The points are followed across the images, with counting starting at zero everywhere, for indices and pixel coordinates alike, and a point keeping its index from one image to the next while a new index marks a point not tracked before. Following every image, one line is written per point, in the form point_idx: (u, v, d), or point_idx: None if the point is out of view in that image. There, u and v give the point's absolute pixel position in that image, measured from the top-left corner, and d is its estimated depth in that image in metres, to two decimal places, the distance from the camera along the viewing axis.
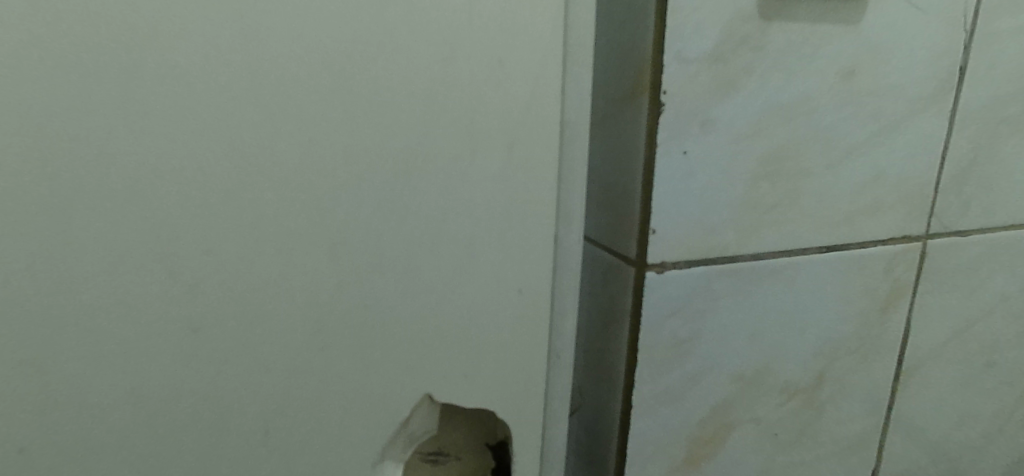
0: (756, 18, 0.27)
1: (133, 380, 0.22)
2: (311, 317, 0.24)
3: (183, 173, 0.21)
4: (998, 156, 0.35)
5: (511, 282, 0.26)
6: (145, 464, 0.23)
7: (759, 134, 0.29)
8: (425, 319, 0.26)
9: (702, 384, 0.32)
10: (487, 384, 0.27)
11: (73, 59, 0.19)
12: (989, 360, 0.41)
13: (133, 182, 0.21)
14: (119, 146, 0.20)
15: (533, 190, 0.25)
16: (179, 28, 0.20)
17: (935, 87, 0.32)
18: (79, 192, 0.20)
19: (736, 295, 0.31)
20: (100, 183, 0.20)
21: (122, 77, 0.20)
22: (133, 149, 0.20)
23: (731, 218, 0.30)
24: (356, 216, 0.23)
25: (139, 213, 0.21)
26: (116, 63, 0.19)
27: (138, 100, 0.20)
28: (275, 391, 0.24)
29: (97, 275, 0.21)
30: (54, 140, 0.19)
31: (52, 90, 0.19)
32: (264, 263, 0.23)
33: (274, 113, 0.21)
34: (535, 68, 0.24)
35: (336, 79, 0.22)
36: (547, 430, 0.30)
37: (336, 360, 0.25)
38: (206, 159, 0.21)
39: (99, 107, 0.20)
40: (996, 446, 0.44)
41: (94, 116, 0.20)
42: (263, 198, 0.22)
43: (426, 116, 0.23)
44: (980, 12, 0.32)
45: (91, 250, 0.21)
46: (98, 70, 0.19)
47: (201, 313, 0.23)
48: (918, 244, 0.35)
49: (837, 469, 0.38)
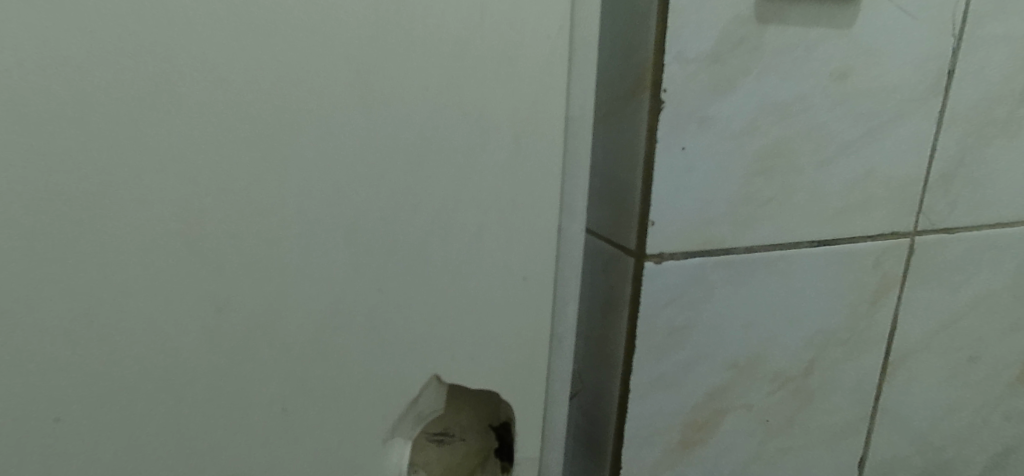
0: (753, 20, 0.28)
1: (161, 355, 0.24)
2: (327, 299, 0.25)
3: (213, 160, 0.22)
4: (984, 157, 0.37)
5: (516, 268, 0.28)
6: (169, 434, 0.25)
7: (755, 131, 0.30)
8: (434, 303, 0.27)
9: (697, 371, 0.34)
10: (493, 366, 0.29)
11: (111, 52, 0.20)
12: (974, 354, 0.43)
13: (163, 168, 0.22)
14: (151, 133, 0.21)
15: (538, 181, 0.27)
16: (209, 23, 0.21)
17: (926, 90, 0.33)
18: (114, 176, 0.21)
19: (730, 286, 0.33)
20: (133, 169, 0.22)
21: (155, 69, 0.21)
22: (165, 137, 0.22)
23: (726, 211, 0.31)
24: (374, 204, 0.25)
25: (170, 197, 0.22)
26: (150, 56, 0.21)
27: (169, 90, 0.21)
28: (292, 368, 0.26)
29: (131, 255, 0.22)
30: (92, 127, 0.21)
31: (92, 81, 0.20)
32: (284, 247, 0.24)
33: (300, 105, 0.23)
34: (544, 66, 0.25)
35: (355, 75, 0.23)
36: (548, 411, 0.32)
37: (351, 340, 0.26)
38: (233, 148, 0.22)
39: (134, 97, 0.21)
40: (978, 437, 0.46)
41: (130, 106, 0.21)
42: (284, 186, 0.23)
43: (438, 109, 0.24)
44: (967, 18, 0.33)
45: (123, 231, 0.22)
46: (133, 63, 0.21)
47: (224, 293, 0.24)
48: (906, 240, 0.37)
49: (825, 457, 0.40)
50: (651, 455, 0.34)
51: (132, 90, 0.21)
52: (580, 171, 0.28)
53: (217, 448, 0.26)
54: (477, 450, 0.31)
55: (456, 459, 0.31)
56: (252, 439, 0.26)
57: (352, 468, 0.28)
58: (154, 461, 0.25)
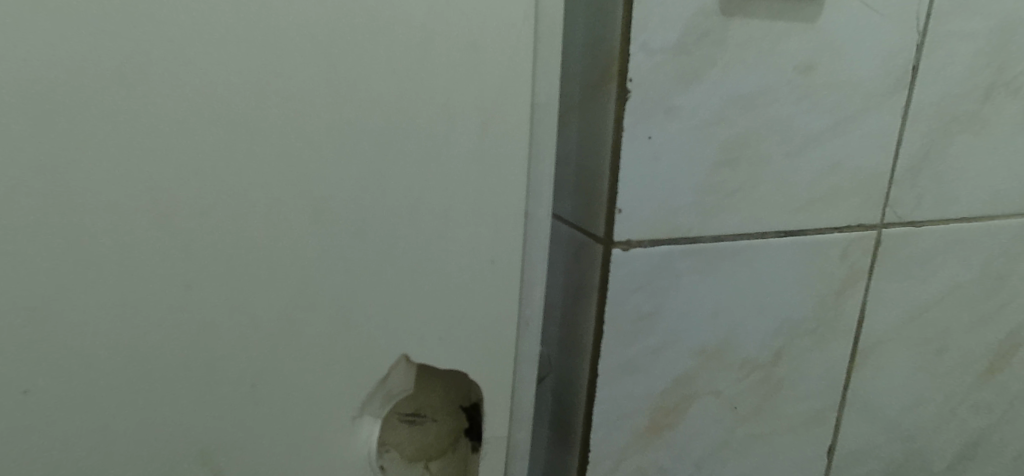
0: (718, 13, 0.29)
1: (131, 328, 0.25)
2: (296, 279, 0.26)
3: (183, 139, 0.23)
4: (948, 152, 0.38)
5: (483, 251, 0.28)
6: (140, 408, 0.25)
7: (721, 122, 0.31)
8: (402, 285, 0.28)
9: (666, 357, 0.34)
10: (460, 348, 0.29)
11: (83, 34, 0.21)
12: (942, 347, 0.44)
13: (134, 146, 0.23)
14: (123, 112, 0.22)
15: (505, 166, 0.27)
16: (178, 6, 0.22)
17: (891, 84, 0.34)
18: (87, 153, 0.22)
19: (698, 274, 0.34)
20: (104, 146, 0.22)
21: (126, 50, 0.22)
22: (136, 116, 0.22)
23: (694, 201, 0.32)
24: (342, 185, 0.25)
25: (141, 174, 0.23)
26: (121, 38, 0.22)
27: (139, 71, 0.22)
28: (261, 345, 0.26)
29: (102, 229, 0.23)
30: (66, 105, 0.22)
31: (65, 61, 0.21)
32: (253, 226, 0.25)
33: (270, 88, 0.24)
34: (509, 54, 0.26)
35: (323, 58, 0.24)
36: (516, 394, 0.32)
37: (320, 319, 0.27)
38: (203, 127, 0.23)
39: (105, 77, 0.22)
40: (946, 428, 0.47)
41: (101, 85, 0.22)
42: (253, 166, 0.24)
43: (405, 94, 0.25)
44: (930, 15, 0.34)
45: (94, 208, 0.23)
46: (104, 44, 0.22)
47: (194, 270, 0.25)
48: (873, 232, 0.37)
49: (794, 444, 0.40)
50: (620, 440, 0.35)
51: (106, 66, 0.22)
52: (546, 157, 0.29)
53: (187, 422, 0.26)
54: (447, 430, 0.32)
55: (429, 439, 0.32)
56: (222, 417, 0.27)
57: (322, 445, 0.29)
58: (125, 433, 0.26)
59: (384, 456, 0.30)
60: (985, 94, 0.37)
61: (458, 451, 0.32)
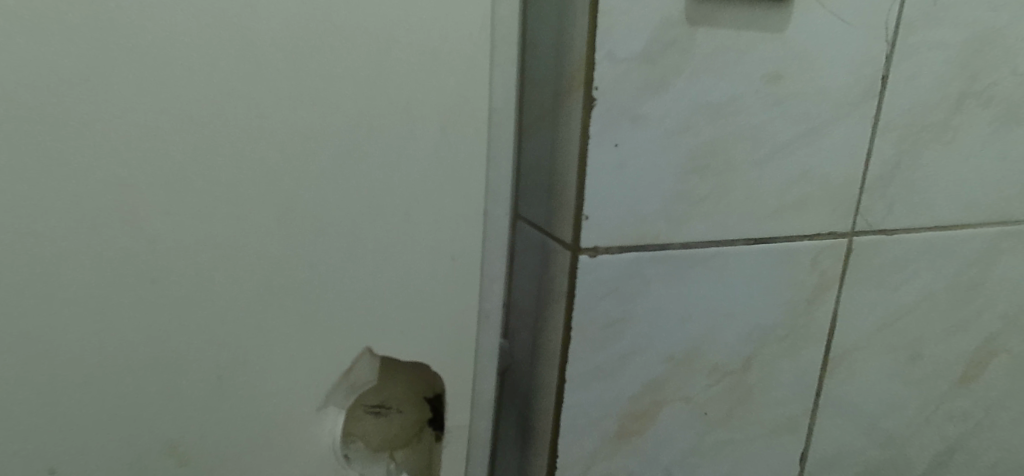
0: (684, 23, 0.29)
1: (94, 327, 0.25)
2: (258, 277, 0.26)
3: (147, 140, 0.24)
4: (920, 162, 0.38)
5: (445, 249, 0.29)
6: (103, 402, 0.26)
7: (688, 130, 0.31)
8: (365, 284, 0.28)
9: (634, 363, 0.35)
10: (423, 346, 0.30)
11: (47, 34, 0.22)
12: (915, 354, 0.44)
13: (98, 144, 0.23)
14: (88, 111, 0.23)
15: (467, 166, 0.28)
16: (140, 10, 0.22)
17: (860, 94, 0.34)
18: (52, 151, 0.23)
19: (667, 281, 0.34)
20: (70, 145, 0.23)
21: (90, 50, 0.22)
22: (100, 115, 0.23)
23: (661, 208, 0.32)
24: (303, 190, 0.26)
25: (105, 172, 0.23)
26: (85, 38, 0.22)
27: (104, 71, 0.23)
28: (224, 343, 0.27)
29: (66, 226, 0.24)
30: (31, 105, 0.22)
31: (29, 63, 0.22)
32: (217, 225, 0.25)
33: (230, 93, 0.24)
34: (470, 58, 0.26)
35: (283, 62, 0.24)
36: (477, 391, 0.33)
37: (281, 317, 0.27)
38: (167, 126, 0.24)
39: (71, 77, 0.22)
40: (920, 435, 0.47)
41: (65, 85, 0.22)
42: (217, 165, 0.25)
43: (366, 99, 0.25)
44: (899, 25, 0.34)
45: (59, 206, 0.23)
46: (69, 45, 0.22)
47: (157, 267, 0.25)
48: (844, 240, 0.38)
49: (765, 450, 0.41)
50: (588, 445, 0.35)
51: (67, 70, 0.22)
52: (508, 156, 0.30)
53: (152, 418, 0.27)
54: (414, 420, 0.33)
55: (394, 430, 0.32)
56: (186, 410, 0.27)
57: (287, 439, 0.29)
58: (87, 427, 0.26)
59: (350, 446, 0.31)
60: (956, 104, 0.37)
61: (424, 442, 0.33)
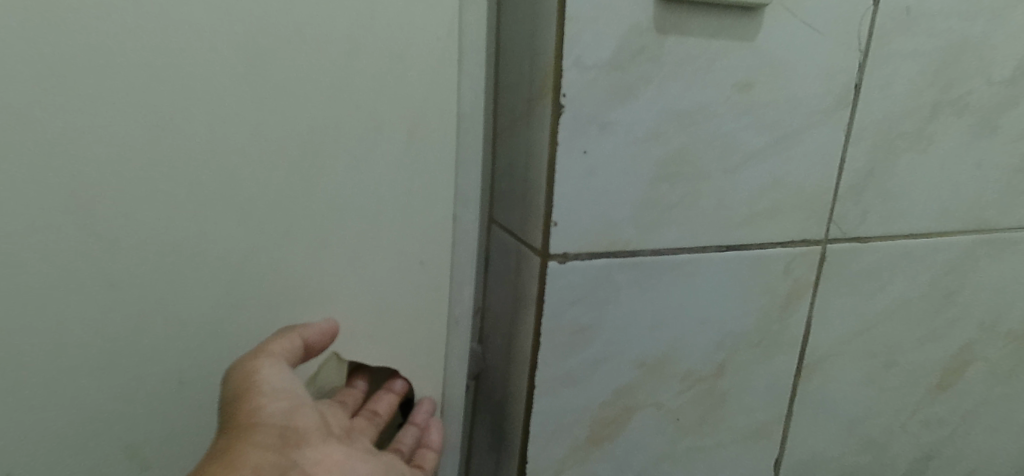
0: (652, 31, 0.29)
1: (97, 310, 0.28)
2: (226, 274, 0.29)
3: (115, 140, 0.26)
4: (894, 170, 0.38)
5: (411, 254, 0.32)
6: (75, 388, 0.29)
7: (658, 137, 0.31)
8: (337, 278, 0.32)
9: (605, 369, 0.35)
10: (389, 337, 0.34)
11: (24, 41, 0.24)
12: (891, 361, 0.44)
13: (68, 144, 0.26)
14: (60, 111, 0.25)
15: (426, 176, 0.31)
16: (115, 17, 0.25)
17: (832, 103, 0.34)
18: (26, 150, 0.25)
19: (638, 287, 0.34)
20: (44, 143, 0.25)
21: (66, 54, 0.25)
22: (70, 115, 0.25)
23: (631, 215, 0.32)
24: (281, 185, 0.29)
25: (76, 172, 0.26)
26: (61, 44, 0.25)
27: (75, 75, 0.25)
28: (191, 336, 0.30)
29: (39, 220, 0.26)
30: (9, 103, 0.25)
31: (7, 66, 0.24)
32: (182, 224, 0.28)
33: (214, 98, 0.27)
34: (434, 67, 0.30)
35: (249, 65, 0.27)
36: (447, 385, 0.36)
37: (251, 309, 0.30)
38: (133, 129, 0.26)
39: (43, 81, 0.25)
40: (897, 443, 0.47)
41: (39, 88, 0.25)
42: (178, 169, 0.27)
43: (328, 100, 0.29)
44: (872, 34, 0.34)
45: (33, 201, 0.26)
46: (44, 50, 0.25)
47: (119, 270, 0.28)
48: (817, 247, 0.38)
49: (739, 456, 0.41)
50: (558, 450, 0.35)
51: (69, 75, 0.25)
52: (474, 172, 0.32)
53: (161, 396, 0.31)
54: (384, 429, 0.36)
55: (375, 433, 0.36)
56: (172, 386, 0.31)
57: None
58: (59, 411, 0.29)
59: None
60: (930, 112, 0.38)
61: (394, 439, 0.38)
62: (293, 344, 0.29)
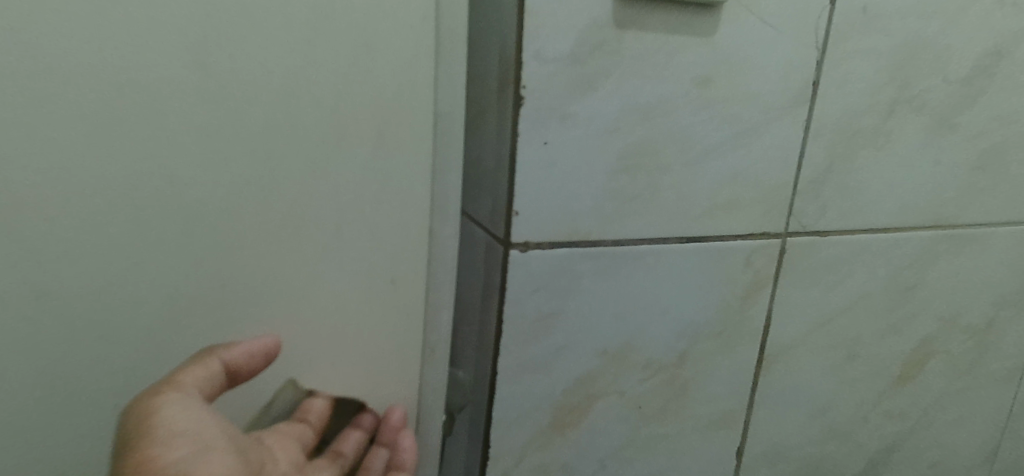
0: (611, 26, 0.30)
1: (34, 329, 0.25)
2: (166, 290, 0.26)
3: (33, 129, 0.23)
4: (852, 166, 0.39)
5: (381, 270, 0.30)
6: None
7: (618, 130, 0.32)
8: (300, 293, 0.29)
9: (567, 357, 0.36)
10: (358, 359, 0.31)
11: None
12: (852, 354, 0.45)
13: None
14: None
15: (398, 184, 0.29)
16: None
17: (790, 99, 0.35)
18: None
19: (599, 276, 0.35)
20: None
21: None
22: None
23: (591, 206, 0.33)
24: (237, 186, 0.26)
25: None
26: None
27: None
28: (123, 361, 0.27)
29: None
30: None
31: None
32: (116, 231, 0.25)
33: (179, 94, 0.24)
34: (407, 58, 0.27)
35: (196, 45, 0.24)
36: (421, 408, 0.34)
37: (198, 327, 0.28)
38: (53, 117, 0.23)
39: None
40: (859, 434, 0.49)
41: None
42: (108, 166, 0.24)
43: (285, 90, 0.26)
44: (829, 33, 0.35)
45: None
46: None
47: (39, 282, 0.24)
48: (777, 240, 0.39)
49: (701, 444, 0.42)
50: (521, 435, 0.36)
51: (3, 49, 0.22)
52: (453, 181, 0.30)
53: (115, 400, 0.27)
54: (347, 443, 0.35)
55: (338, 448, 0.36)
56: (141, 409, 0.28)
57: None
58: None
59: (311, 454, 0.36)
60: (887, 110, 0.39)
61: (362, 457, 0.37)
62: (194, 378, 0.27)
